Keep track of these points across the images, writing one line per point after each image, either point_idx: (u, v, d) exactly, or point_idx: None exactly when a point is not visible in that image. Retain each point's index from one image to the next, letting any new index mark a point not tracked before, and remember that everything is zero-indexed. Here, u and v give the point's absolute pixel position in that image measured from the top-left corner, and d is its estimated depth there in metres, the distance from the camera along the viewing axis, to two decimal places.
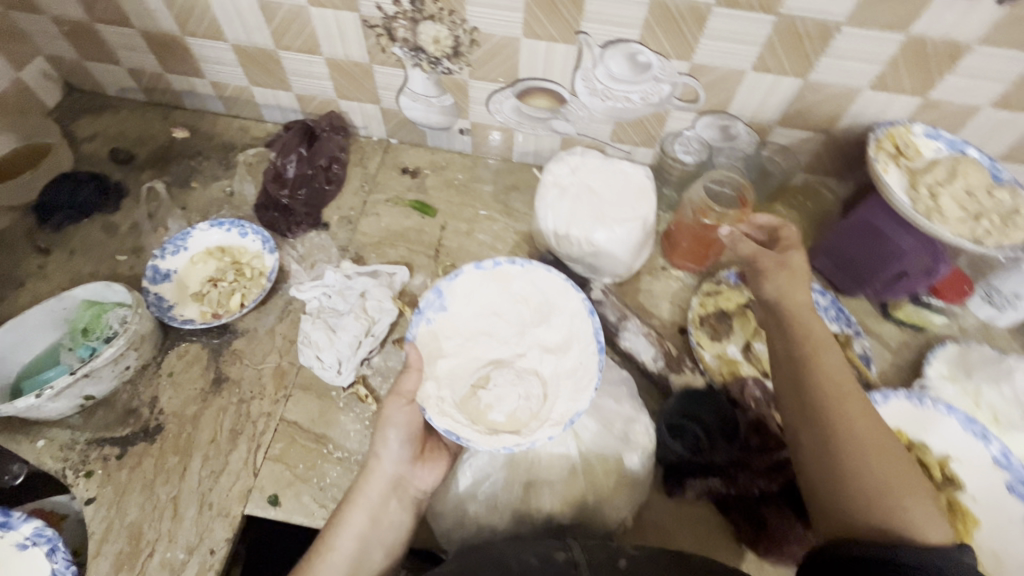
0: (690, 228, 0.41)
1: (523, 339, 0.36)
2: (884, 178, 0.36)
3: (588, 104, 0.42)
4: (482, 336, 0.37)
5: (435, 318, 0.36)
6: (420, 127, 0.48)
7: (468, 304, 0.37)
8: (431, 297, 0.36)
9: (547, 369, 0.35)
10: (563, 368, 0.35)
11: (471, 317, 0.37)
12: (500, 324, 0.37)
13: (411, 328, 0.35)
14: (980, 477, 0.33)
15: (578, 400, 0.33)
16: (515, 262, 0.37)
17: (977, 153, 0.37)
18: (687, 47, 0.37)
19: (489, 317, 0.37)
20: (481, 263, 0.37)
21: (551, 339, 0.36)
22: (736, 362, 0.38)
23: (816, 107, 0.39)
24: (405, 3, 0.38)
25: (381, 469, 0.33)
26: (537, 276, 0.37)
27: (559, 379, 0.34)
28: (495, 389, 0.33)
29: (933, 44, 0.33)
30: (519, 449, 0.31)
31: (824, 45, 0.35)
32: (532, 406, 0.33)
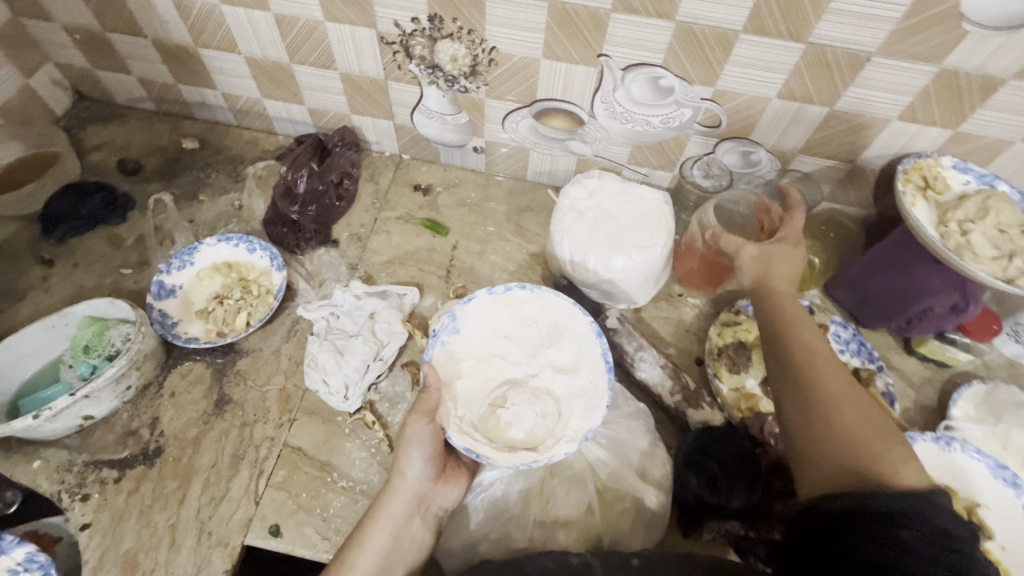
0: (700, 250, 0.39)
1: (536, 360, 0.35)
2: (912, 213, 0.35)
3: (606, 126, 0.42)
4: (495, 358, 0.36)
5: (449, 340, 0.35)
6: (433, 144, 0.47)
7: (481, 328, 0.36)
8: (445, 320, 0.36)
9: (560, 388, 0.34)
10: (576, 387, 0.34)
11: (484, 340, 0.36)
12: (510, 346, 0.36)
13: (427, 350, 0.35)
14: (1012, 526, 0.32)
15: (591, 417, 0.32)
16: (526, 287, 0.36)
17: (1007, 188, 0.36)
18: (711, 72, 0.36)
19: (500, 339, 0.36)
20: (492, 288, 0.37)
21: (562, 359, 0.35)
22: (755, 397, 0.37)
23: (842, 136, 0.38)
24: (423, 20, 0.38)
25: (404, 486, 0.31)
26: (546, 297, 0.36)
27: (573, 399, 0.34)
28: (512, 407, 0.33)
29: (967, 77, 0.32)
30: (537, 465, 0.31)
31: (853, 74, 0.34)
32: (547, 423, 0.33)
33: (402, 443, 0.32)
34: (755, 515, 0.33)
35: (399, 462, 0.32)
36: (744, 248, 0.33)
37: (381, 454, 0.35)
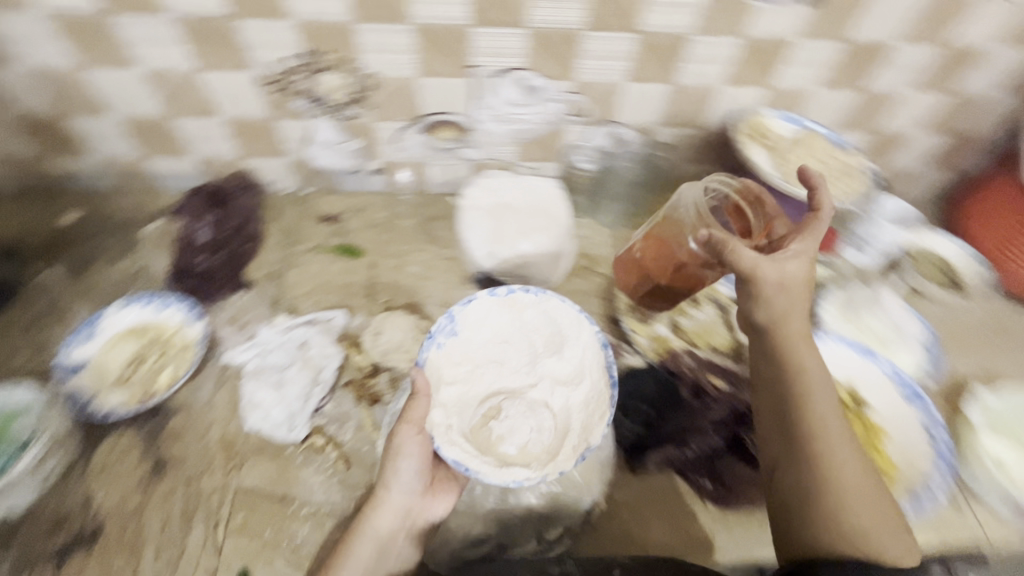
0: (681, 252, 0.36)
1: (537, 367, 0.37)
2: (753, 158, 0.42)
3: (491, 130, 0.45)
4: (492, 364, 0.37)
5: (445, 342, 0.36)
6: (332, 173, 0.49)
7: (479, 331, 0.37)
8: (443, 321, 0.37)
9: (558, 403, 0.36)
10: (578, 398, 0.36)
11: (481, 345, 0.37)
12: (509, 353, 0.37)
13: (421, 351, 0.36)
14: (880, 393, 0.39)
15: (592, 435, 0.34)
16: (529, 290, 0.38)
17: (819, 129, 0.45)
18: (568, 68, 0.41)
19: (499, 345, 0.38)
20: (494, 290, 0.38)
21: (562, 372, 0.36)
22: (667, 339, 0.42)
23: (688, 106, 0.45)
24: (298, 57, 0.39)
25: (389, 499, 0.33)
26: (551, 305, 0.38)
27: (572, 413, 0.35)
28: (507, 421, 0.34)
29: (766, 43, 0.40)
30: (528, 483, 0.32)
31: (682, 53, 0.40)
32: (543, 441, 0.34)
33: (390, 456, 0.33)
34: (687, 436, 0.38)
35: (387, 474, 0.33)
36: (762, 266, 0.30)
37: (340, 474, 0.36)
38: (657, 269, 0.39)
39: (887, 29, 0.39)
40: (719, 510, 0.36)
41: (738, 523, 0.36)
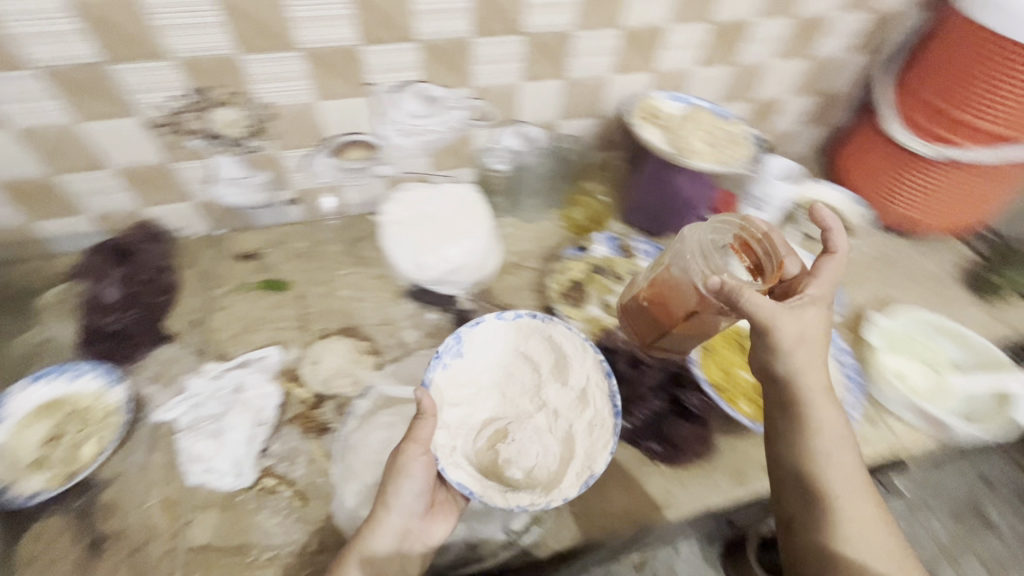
0: (689, 302, 0.36)
1: (542, 394, 0.38)
2: (648, 140, 0.44)
3: (401, 144, 0.46)
4: (497, 388, 0.38)
5: (451, 363, 0.37)
6: (244, 209, 0.48)
7: (485, 354, 0.39)
8: (450, 342, 0.38)
9: (564, 427, 0.37)
10: (582, 423, 0.37)
11: (487, 368, 0.39)
12: (515, 376, 0.39)
13: (427, 370, 0.37)
14: None
15: (597, 461, 0.35)
16: (535, 316, 0.40)
17: (704, 103, 0.48)
18: (464, 75, 0.42)
19: (505, 369, 0.39)
20: (503, 314, 0.40)
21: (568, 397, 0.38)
22: (600, 318, 0.45)
23: (584, 98, 0.47)
24: (186, 96, 0.38)
25: (389, 519, 0.32)
26: (555, 331, 0.39)
27: (579, 438, 0.36)
28: (516, 444, 0.35)
29: (642, 31, 0.43)
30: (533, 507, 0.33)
31: (568, 49, 0.43)
32: (548, 464, 0.35)
33: (393, 475, 0.33)
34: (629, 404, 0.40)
35: (391, 490, 0.33)
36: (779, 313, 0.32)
37: (297, 510, 0.35)
38: (664, 318, 0.39)
39: (745, 7, 0.43)
40: (672, 468, 0.38)
41: (692, 476, 0.38)
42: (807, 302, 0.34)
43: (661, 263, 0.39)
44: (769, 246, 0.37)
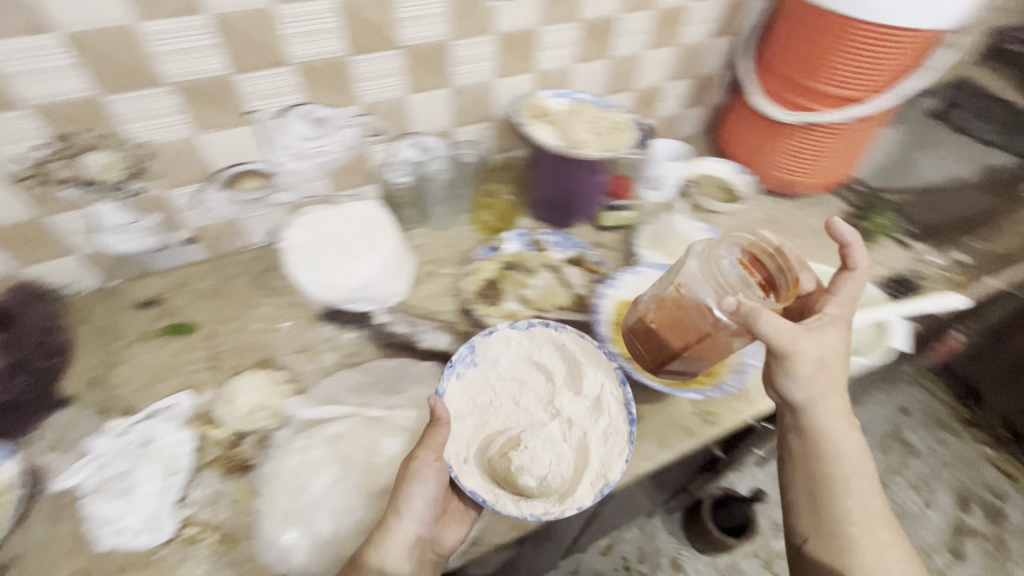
0: (702, 329, 0.38)
1: (555, 403, 0.39)
2: (538, 136, 0.46)
3: (296, 168, 0.46)
4: (514, 400, 0.39)
5: (464, 372, 0.40)
6: (137, 256, 0.46)
7: (500, 364, 0.41)
8: (465, 351, 0.40)
9: (578, 437, 0.38)
10: (595, 432, 0.38)
11: (504, 380, 0.40)
12: (529, 387, 0.40)
13: (442, 379, 0.39)
14: None
15: (613, 468, 0.36)
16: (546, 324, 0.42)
17: (587, 96, 0.51)
18: (349, 93, 0.43)
19: (520, 381, 0.40)
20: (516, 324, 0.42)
21: (582, 406, 0.39)
22: (517, 312, 0.47)
23: (474, 103, 0.49)
24: (48, 144, 0.36)
25: (398, 527, 0.32)
26: (566, 339, 0.41)
27: (594, 446, 0.37)
28: (529, 451, 0.35)
29: (516, 34, 0.45)
30: (546, 516, 0.34)
31: (448, 58, 0.44)
32: (562, 472, 0.35)
33: (405, 481, 0.33)
34: None
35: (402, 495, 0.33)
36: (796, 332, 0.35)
37: (224, 554, 0.34)
38: (673, 341, 0.40)
39: (607, 5, 0.47)
40: None
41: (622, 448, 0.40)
42: (830, 325, 0.37)
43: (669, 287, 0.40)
44: (782, 262, 0.40)
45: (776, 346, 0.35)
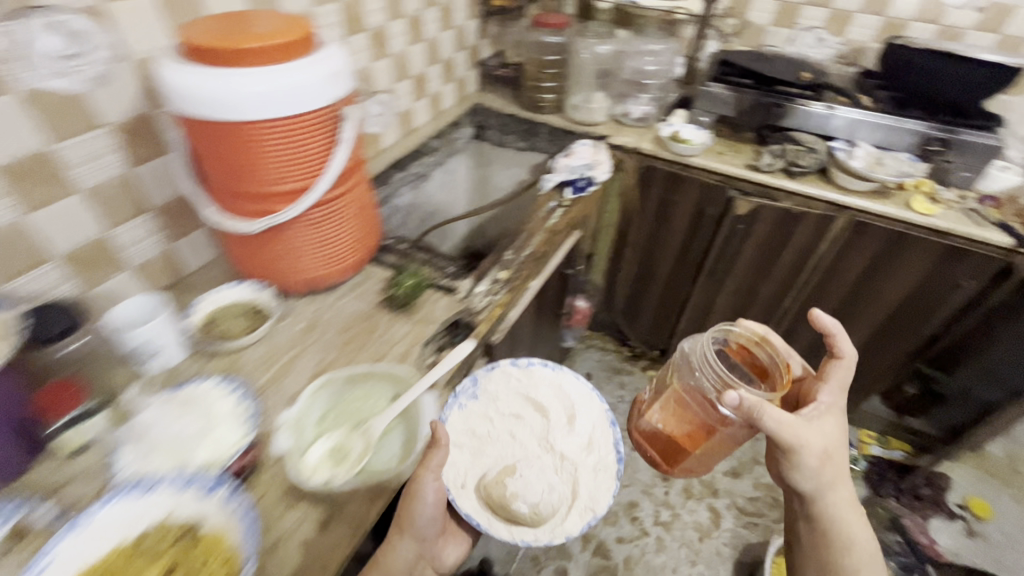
0: (705, 421, 1.00)
1: (549, 440, 0.97)
2: None
3: None
4: (516, 429, 0.97)
5: (468, 401, 0.94)
6: None
7: (501, 400, 0.97)
8: (473, 386, 0.96)
9: (573, 463, 0.95)
10: (581, 462, 0.95)
11: (507, 409, 0.98)
12: (520, 426, 0.98)
13: (453, 410, 0.92)
14: None
15: (593, 482, 0.92)
16: (546, 369, 1.03)
17: None
18: None
19: (513, 419, 0.98)
20: (517, 365, 1.02)
21: (570, 442, 0.98)
22: None
23: None
24: None
25: None
26: (556, 386, 1.02)
27: (580, 471, 0.94)
28: (523, 480, 0.87)
29: None
30: (529, 536, 0.84)
31: None
32: (547, 498, 0.88)
33: None
34: None
35: None
36: (777, 420, 0.89)
37: None
38: (678, 428, 1.06)
39: None
40: None
41: None
42: (826, 411, 0.97)
43: (674, 388, 1.07)
44: (764, 349, 1.02)
45: (824, 432, 0.94)
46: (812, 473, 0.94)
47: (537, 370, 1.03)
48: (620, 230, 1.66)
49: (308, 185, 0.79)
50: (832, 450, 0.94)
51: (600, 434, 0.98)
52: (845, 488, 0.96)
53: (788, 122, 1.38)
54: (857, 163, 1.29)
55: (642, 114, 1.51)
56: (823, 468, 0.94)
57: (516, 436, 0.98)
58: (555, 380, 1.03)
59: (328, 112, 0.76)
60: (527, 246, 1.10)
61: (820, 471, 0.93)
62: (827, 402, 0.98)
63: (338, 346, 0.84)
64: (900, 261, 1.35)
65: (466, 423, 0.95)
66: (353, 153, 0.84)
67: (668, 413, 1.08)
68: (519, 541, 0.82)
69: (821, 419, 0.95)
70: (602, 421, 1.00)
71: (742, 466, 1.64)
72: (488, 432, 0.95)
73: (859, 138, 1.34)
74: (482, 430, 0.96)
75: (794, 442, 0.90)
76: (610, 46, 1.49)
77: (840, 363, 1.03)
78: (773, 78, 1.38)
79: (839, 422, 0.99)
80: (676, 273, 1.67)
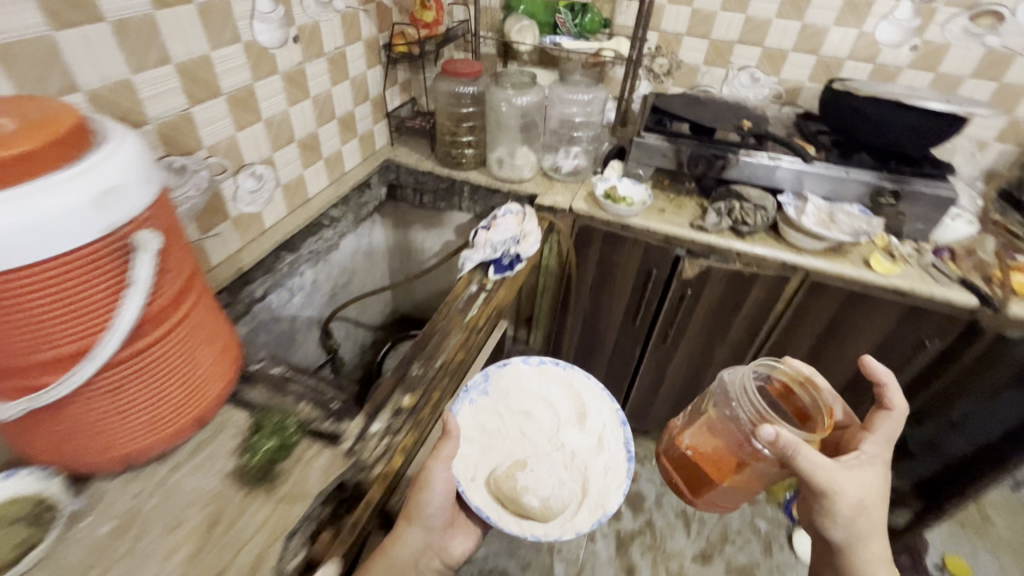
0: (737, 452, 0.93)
1: (559, 436, 1.12)
2: None
3: None
4: (526, 421, 1.12)
5: (477, 395, 1.11)
6: None
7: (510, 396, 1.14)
8: (483, 381, 1.14)
9: (586, 461, 1.07)
10: (595, 458, 1.08)
11: (520, 402, 1.14)
12: (530, 420, 1.13)
13: (461, 404, 1.08)
14: None
15: (607, 474, 1.05)
16: (556, 365, 1.20)
17: None
18: None
19: (523, 413, 1.13)
20: (530, 362, 1.20)
21: (576, 435, 1.12)
22: None
23: None
24: None
25: None
26: (571, 379, 1.18)
27: (595, 466, 1.07)
28: (534, 474, 0.99)
29: None
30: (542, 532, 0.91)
31: None
32: (561, 497, 0.99)
33: None
34: None
35: None
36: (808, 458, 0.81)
37: None
38: (708, 454, 0.99)
39: None
40: None
41: None
42: (868, 461, 0.87)
43: (706, 415, 1.02)
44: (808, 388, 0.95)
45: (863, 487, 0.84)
46: (846, 527, 0.83)
47: (549, 370, 1.20)
48: (561, 294, 1.47)
49: (91, 342, 0.55)
50: (870, 502, 0.84)
51: (610, 432, 1.11)
52: (882, 548, 0.85)
53: (730, 173, 1.24)
54: (809, 220, 1.16)
55: (573, 168, 1.35)
56: (859, 522, 0.84)
57: (526, 433, 1.11)
58: (565, 380, 1.18)
59: (107, 244, 0.52)
60: (440, 353, 0.90)
61: (852, 525, 0.83)
62: (870, 454, 0.87)
63: (161, 555, 0.60)
64: (863, 321, 1.22)
65: (476, 418, 1.10)
66: (166, 287, 0.60)
67: (697, 437, 1.02)
68: (527, 531, 0.92)
69: (862, 467, 0.85)
70: (614, 421, 1.12)
71: (711, 547, 1.49)
72: (497, 428, 1.10)
73: (808, 189, 1.21)
74: (494, 427, 1.10)
75: (830, 489, 0.81)
76: (529, 98, 1.28)
77: (890, 415, 0.92)
78: (711, 127, 1.24)
79: (883, 478, 0.88)
80: (624, 338, 1.51)
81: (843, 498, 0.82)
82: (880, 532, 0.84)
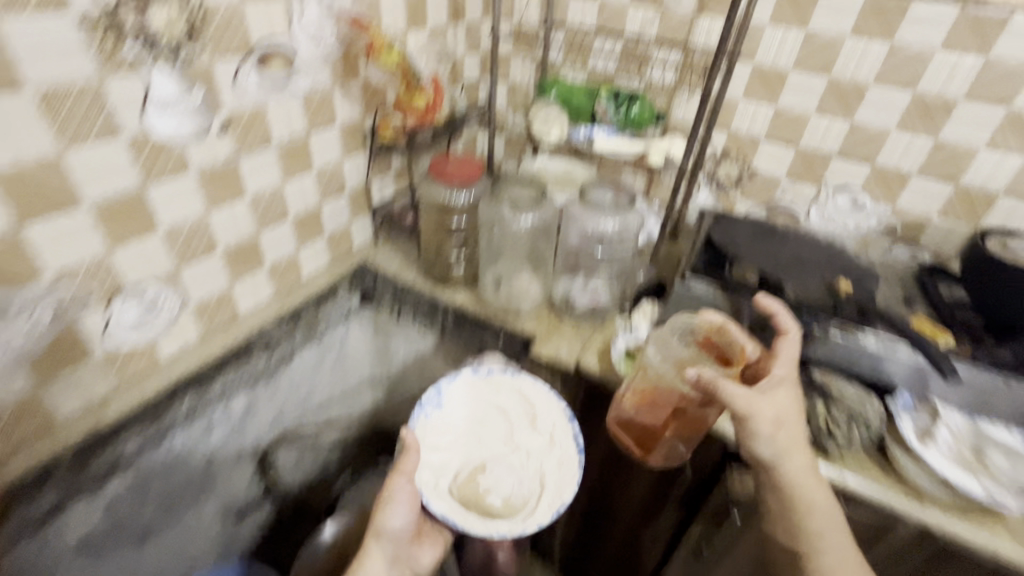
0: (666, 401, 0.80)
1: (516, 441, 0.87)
2: None
3: None
4: (481, 424, 0.88)
5: (433, 410, 0.86)
6: None
7: (461, 399, 0.89)
8: (433, 395, 0.87)
9: (546, 463, 0.84)
10: (552, 461, 0.84)
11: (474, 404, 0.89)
12: (485, 423, 0.89)
13: (413, 420, 0.84)
14: None
15: (569, 472, 0.82)
16: (506, 372, 0.91)
17: None
18: None
19: (478, 421, 0.89)
20: (479, 371, 0.91)
21: (535, 433, 0.87)
22: None
23: None
24: None
25: None
26: (522, 383, 0.90)
27: (557, 469, 0.83)
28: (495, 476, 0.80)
29: None
30: (513, 533, 0.74)
31: None
32: (525, 499, 0.80)
33: None
34: None
35: None
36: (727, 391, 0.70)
37: None
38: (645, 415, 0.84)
39: None
40: None
41: None
42: (779, 383, 0.74)
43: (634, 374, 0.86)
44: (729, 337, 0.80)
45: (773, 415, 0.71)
46: (767, 441, 0.71)
47: (498, 377, 0.91)
48: None
49: None
50: (786, 417, 0.73)
51: (563, 431, 0.85)
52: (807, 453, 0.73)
53: (810, 351, 0.84)
54: (939, 454, 0.75)
55: (591, 306, 1.00)
56: (779, 437, 0.72)
57: (482, 439, 0.87)
58: (516, 385, 0.90)
59: None
60: None
61: (775, 438, 0.71)
62: (780, 374, 0.75)
63: None
64: None
65: (433, 432, 0.86)
66: None
67: (637, 400, 0.84)
68: (496, 534, 0.74)
69: (776, 391, 0.74)
70: (561, 418, 0.87)
71: None
72: (453, 438, 0.86)
73: (934, 393, 0.80)
74: (450, 439, 0.86)
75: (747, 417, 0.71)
76: (535, 215, 1.02)
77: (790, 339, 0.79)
78: (781, 284, 0.86)
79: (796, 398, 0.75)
80: (646, 526, 1.11)
81: (759, 419, 0.71)
82: (800, 439, 0.73)
